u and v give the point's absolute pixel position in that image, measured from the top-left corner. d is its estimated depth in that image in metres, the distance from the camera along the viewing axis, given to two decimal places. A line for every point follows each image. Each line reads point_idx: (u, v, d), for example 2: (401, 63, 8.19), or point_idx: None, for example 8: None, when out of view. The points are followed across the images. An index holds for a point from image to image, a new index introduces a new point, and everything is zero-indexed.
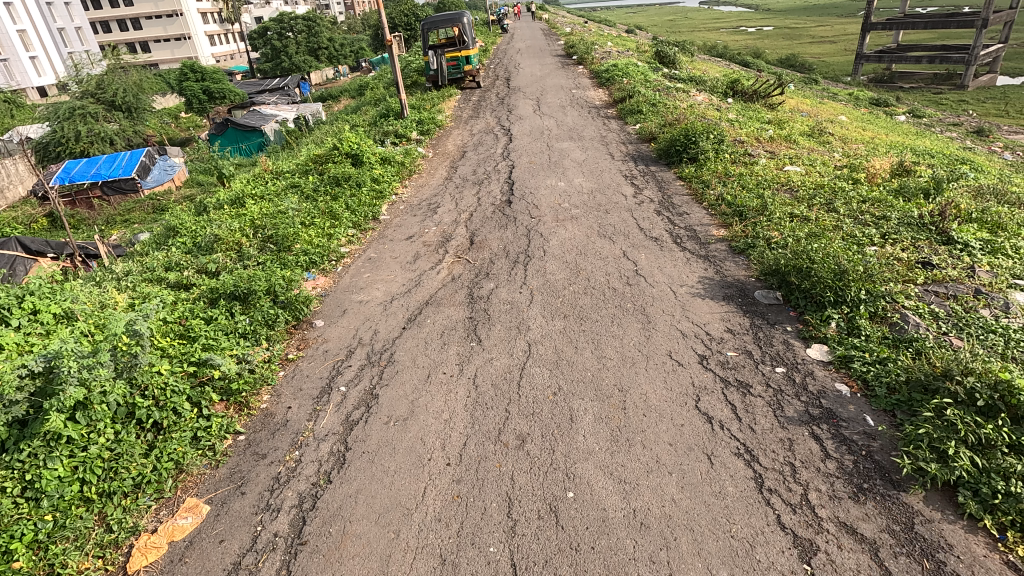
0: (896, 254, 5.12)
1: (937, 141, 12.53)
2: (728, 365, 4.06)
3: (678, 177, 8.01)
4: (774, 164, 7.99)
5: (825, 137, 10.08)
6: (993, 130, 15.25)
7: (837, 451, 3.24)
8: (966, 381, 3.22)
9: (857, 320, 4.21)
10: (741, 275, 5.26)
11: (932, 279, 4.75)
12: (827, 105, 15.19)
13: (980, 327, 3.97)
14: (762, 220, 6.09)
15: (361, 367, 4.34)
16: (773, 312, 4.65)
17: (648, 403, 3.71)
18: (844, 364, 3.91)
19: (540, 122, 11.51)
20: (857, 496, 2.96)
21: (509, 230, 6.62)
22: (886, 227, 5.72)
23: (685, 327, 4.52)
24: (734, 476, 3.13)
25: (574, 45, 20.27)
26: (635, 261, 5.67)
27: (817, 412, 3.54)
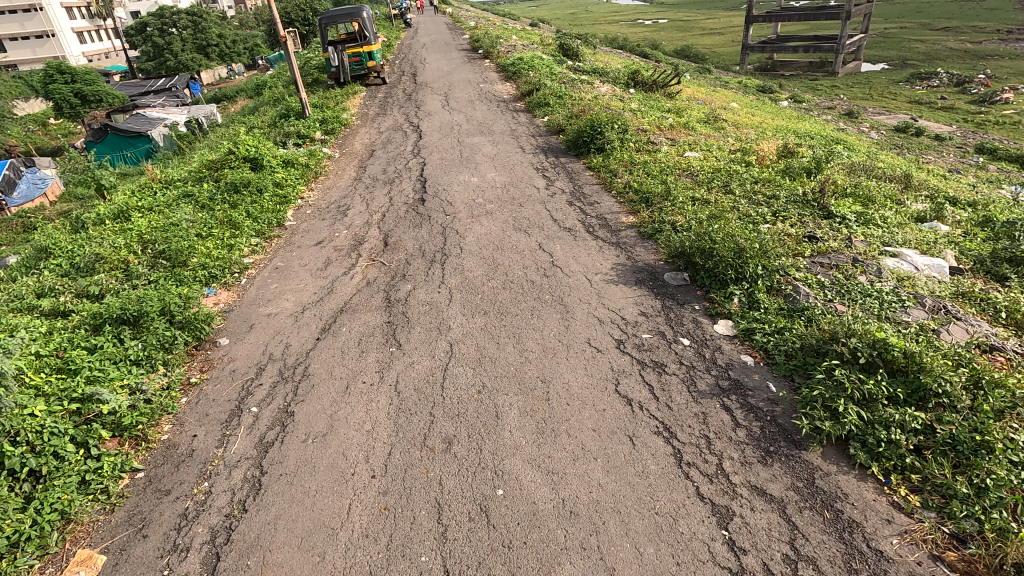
0: (786, 230, 5.54)
1: (815, 124, 13.70)
2: (644, 347, 4.21)
3: (588, 167, 8.22)
4: (674, 150, 8.40)
5: (719, 123, 10.72)
6: (861, 112, 16.89)
7: (745, 420, 3.45)
8: (850, 343, 3.55)
9: (755, 294, 4.51)
10: (651, 259, 5.49)
11: (818, 251, 5.18)
12: (719, 93, 16.16)
13: (858, 292, 4.39)
14: (666, 205, 6.38)
15: (273, 384, 4.09)
16: (682, 292, 4.89)
17: (570, 391, 3.78)
18: (747, 336, 4.17)
19: (449, 117, 11.39)
20: (765, 459, 3.17)
21: (424, 229, 6.49)
22: (776, 206, 6.18)
23: (602, 314, 4.64)
24: (655, 454, 3.25)
25: (478, 39, 20.22)
26: (551, 252, 5.75)
27: (726, 384, 3.76)
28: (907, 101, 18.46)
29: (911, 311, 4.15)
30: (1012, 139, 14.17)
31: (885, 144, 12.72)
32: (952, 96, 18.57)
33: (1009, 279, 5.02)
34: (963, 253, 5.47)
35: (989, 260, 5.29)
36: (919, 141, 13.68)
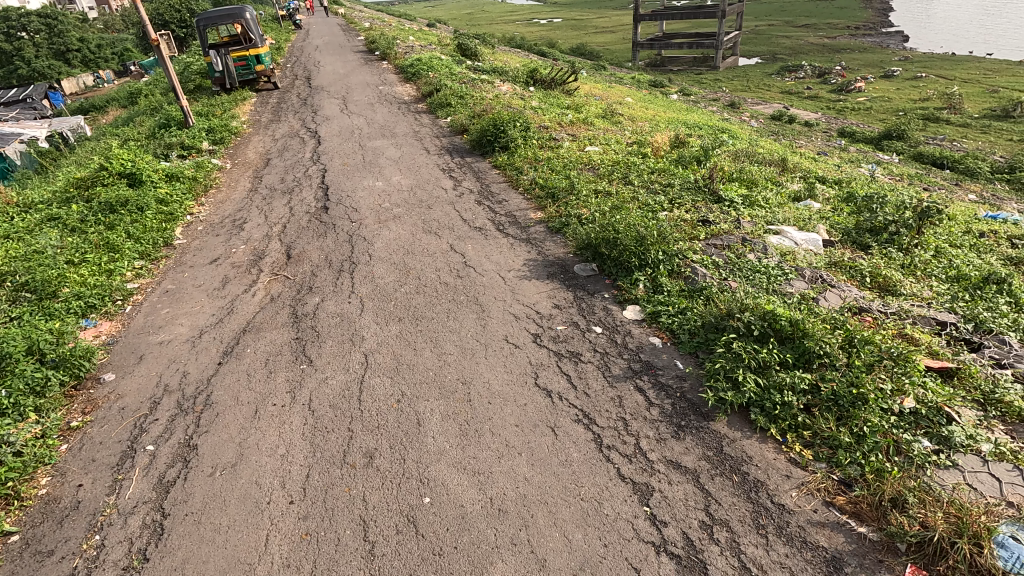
0: (682, 217, 5.89)
1: (703, 115, 14.65)
2: (559, 338, 4.31)
3: (494, 166, 8.27)
4: (576, 145, 8.66)
5: (616, 118, 11.18)
6: (741, 103, 18.29)
7: (658, 398, 3.63)
8: (744, 317, 3.83)
9: (659, 279, 4.75)
10: (560, 252, 5.62)
11: (711, 234, 5.55)
12: (615, 88, 16.85)
13: (749, 269, 4.76)
14: (572, 199, 6.56)
15: (170, 418, 3.76)
16: (592, 282, 5.05)
17: (491, 390, 3.79)
18: (654, 319, 4.39)
19: (349, 121, 11.02)
20: (677, 433, 3.35)
21: (329, 238, 6.23)
22: (672, 194, 6.55)
23: (518, 309, 4.69)
24: (577, 442, 3.34)
25: (373, 40, 19.70)
26: (462, 252, 5.73)
27: (638, 366, 3.93)
28: (780, 92, 20.20)
29: (793, 283, 4.57)
30: (867, 123, 15.95)
31: (764, 132, 13.86)
32: (816, 86, 20.57)
33: (870, 247, 5.66)
34: (833, 227, 6.11)
35: (854, 232, 5.94)
36: (792, 128, 15.03)
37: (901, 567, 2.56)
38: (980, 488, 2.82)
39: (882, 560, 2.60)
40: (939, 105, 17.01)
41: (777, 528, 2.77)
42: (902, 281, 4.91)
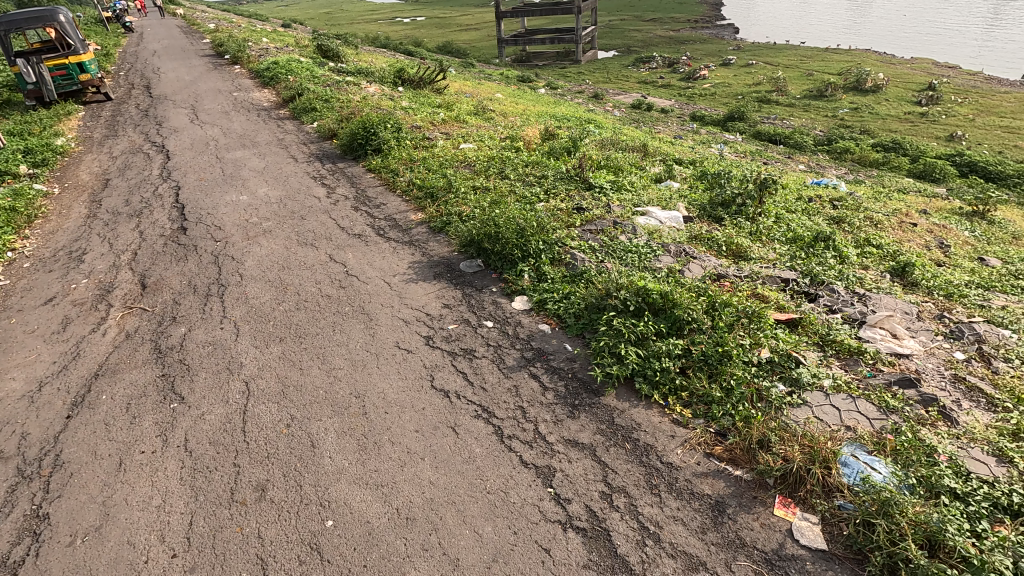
0: (558, 206, 6.13)
1: (570, 107, 15.34)
2: (451, 337, 4.30)
3: (368, 169, 8.02)
4: (450, 143, 8.66)
5: (488, 114, 11.35)
6: (604, 94, 19.36)
7: (551, 382, 3.77)
8: (621, 295, 4.08)
9: (541, 268, 4.91)
10: (445, 251, 5.61)
11: (586, 220, 5.85)
12: (484, 85, 17.08)
13: (622, 250, 5.09)
14: (451, 197, 6.56)
15: (10, 489, 3.22)
16: (478, 278, 5.10)
17: (387, 399, 3.70)
18: (541, 307, 4.53)
19: (201, 132, 10.10)
20: (572, 413, 3.51)
21: (191, 261, 5.68)
22: (547, 185, 6.79)
23: (407, 314, 4.62)
24: (478, 437, 3.37)
25: (220, 43, 18.18)
26: (343, 262, 5.51)
27: (530, 354, 4.05)
28: (637, 82, 21.64)
29: (661, 259, 4.96)
30: (713, 107, 17.61)
31: (626, 120, 14.79)
32: (667, 76, 22.31)
33: (723, 219, 6.29)
34: (691, 204, 6.70)
35: (709, 206, 6.56)
36: (651, 115, 16.19)
37: (772, 499, 2.90)
38: (826, 419, 3.28)
39: (756, 496, 2.93)
40: (768, 89, 19.23)
41: (667, 485, 3.01)
42: (751, 247, 5.52)
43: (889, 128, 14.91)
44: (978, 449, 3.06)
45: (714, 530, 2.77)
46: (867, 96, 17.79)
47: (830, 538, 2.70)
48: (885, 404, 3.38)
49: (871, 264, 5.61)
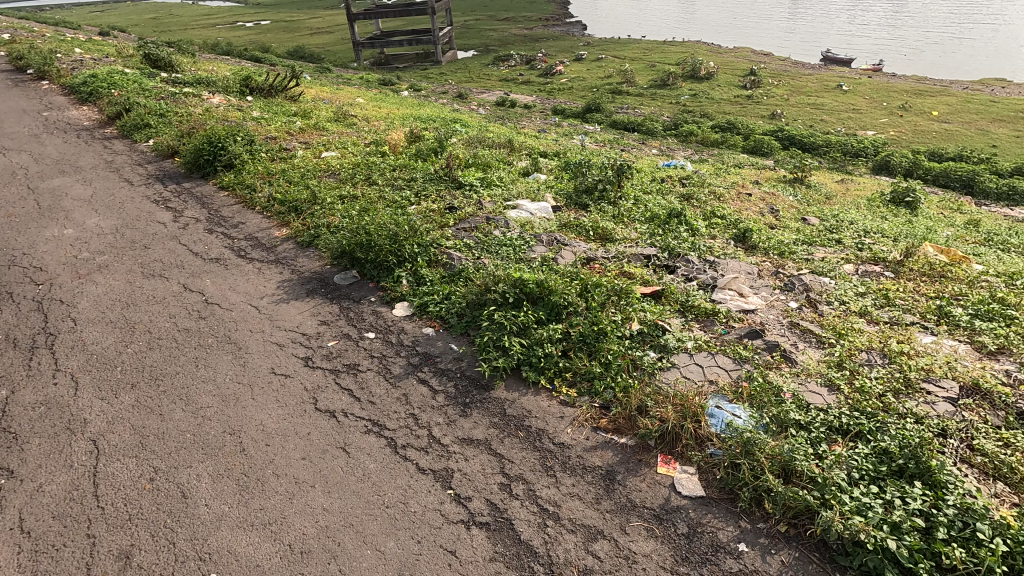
0: (429, 207, 6.09)
1: (434, 108, 15.27)
2: (332, 355, 4.11)
3: (220, 187, 7.38)
4: (311, 153, 8.23)
5: (349, 120, 10.94)
6: (468, 93, 19.49)
7: (441, 385, 3.74)
8: (499, 289, 4.15)
9: (419, 271, 4.85)
10: (316, 265, 5.33)
11: (459, 219, 5.88)
12: (343, 90, 16.43)
13: (497, 245, 5.19)
14: (316, 209, 6.24)
15: None
16: (355, 289, 4.91)
17: (266, 431, 3.43)
18: (423, 310, 4.48)
19: (4, 160, 8.62)
20: (464, 411, 3.51)
21: (6, 311, 4.84)
22: (416, 187, 6.71)
23: (280, 337, 4.32)
24: (371, 453, 3.26)
25: (18, 55, 15.59)
26: (200, 290, 5.02)
27: (416, 359, 3.99)
28: (498, 80, 22.08)
29: (535, 250, 5.15)
30: (572, 100, 18.50)
31: (491, 117, 15.04)
32: (526, 72, 23.03)
33: (588, 205, 6.65)
34: (558, 193, 6.99)
35: (574, 194, 6.89)
36: (514, 111, 16.61)
37: (655, 459, 3.13)
38: (693, 378, 3.61)
39: (641, 458, 3.14)
40: (618, 80, 20.59)
41: (561, 464, 3.13)
42: (615, 228, 5.90)
43: (723, 111, 16.67)
44: (814, 382, 3.55)
45: (608, 498, 2.94)
46: (702, 83, 19.73)
47: (707, 483, 2.97)
48: (739, 356, 3.79)
49: (717, 233, 6.25)
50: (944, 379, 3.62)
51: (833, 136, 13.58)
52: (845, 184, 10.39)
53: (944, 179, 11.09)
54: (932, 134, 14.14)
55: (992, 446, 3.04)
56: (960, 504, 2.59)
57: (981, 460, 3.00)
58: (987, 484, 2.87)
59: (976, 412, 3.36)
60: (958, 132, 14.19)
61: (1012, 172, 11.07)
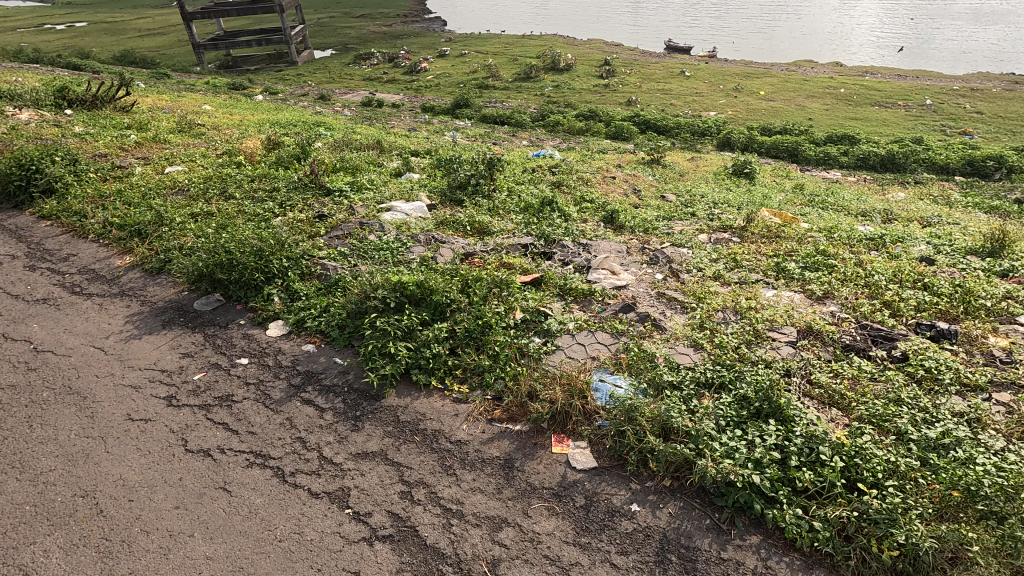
0: (296, 217, 5.75)
1: (294, 111, 14.41)
2: (200, 389, 3.74)
3: (40, 216, 6.37)
4: (152, 169, 7.39)
5: (195, 129, 9.98)
6: (330, 94, 18.59)
7: (327, 402, 3.57)
8: (379, 295, 4.03)
9: (291, 286, 4.56)
10: (171, 293, 4.81)
11: (331, 227, 5.63)
12: (186, 97, 14.91)
13: (373, 250, 5.05)
14: (165, 230, 5.62)
15: None
16: (221, 313, 4.51)
17: (128, 485, 3.05)
18: (301, 326, 4.23)
19: None
20: (355, 426, 3.39)
21: None
22: (280, 197, 6.30)
23: (135, 377, 3.85)
24: (257, 486, 3.03)
25: None
26: (26, 338, 4.32)
27: (298, 380, 3.76)
28: (361, 79, 21.32)
29: (413, 251, 5.11)
30: (440, 97, 18.38)
31: (358, 118, 14.50)
32: (390, 70, 22.47)
33: (463, 201, 6.68)
34: (432, 191, 6.94)
35: (448, 191, 6.88)
36: (382, 111, 16.15)
37: (549, 440, 3.25)
38: (576, 358, 3.79)
39: (537, 442, 3.25)
40: (483, 75, 20.82)
41: (460, 461, 3.14)
42: (491, 221, 5.98)
43: (584, 100, 17.51)
44: (682, 344, 3.89)
45: (509, 486, 3.00)
46: (563, 74, 20.56)
47: (599, 454, 3.15)
48: (616, 330, 4.05)
49: (588, 217, 6.57)
50: (785, 326, 4.14)
51: (682, 118, 14.83)
52: (696, 161, 11.42)
53: (775, 150, 12.59)
54: (761, 111, 15.97)
55: (825, 377, 3.54)
56: (805, 433, 2.97)
57: (819, 391, 3.48)
58: (825, 411, 3.34)
59: (812, 351, 3.89)
60: (781, 108, 16.16)
61: (825, 140, 12.84)
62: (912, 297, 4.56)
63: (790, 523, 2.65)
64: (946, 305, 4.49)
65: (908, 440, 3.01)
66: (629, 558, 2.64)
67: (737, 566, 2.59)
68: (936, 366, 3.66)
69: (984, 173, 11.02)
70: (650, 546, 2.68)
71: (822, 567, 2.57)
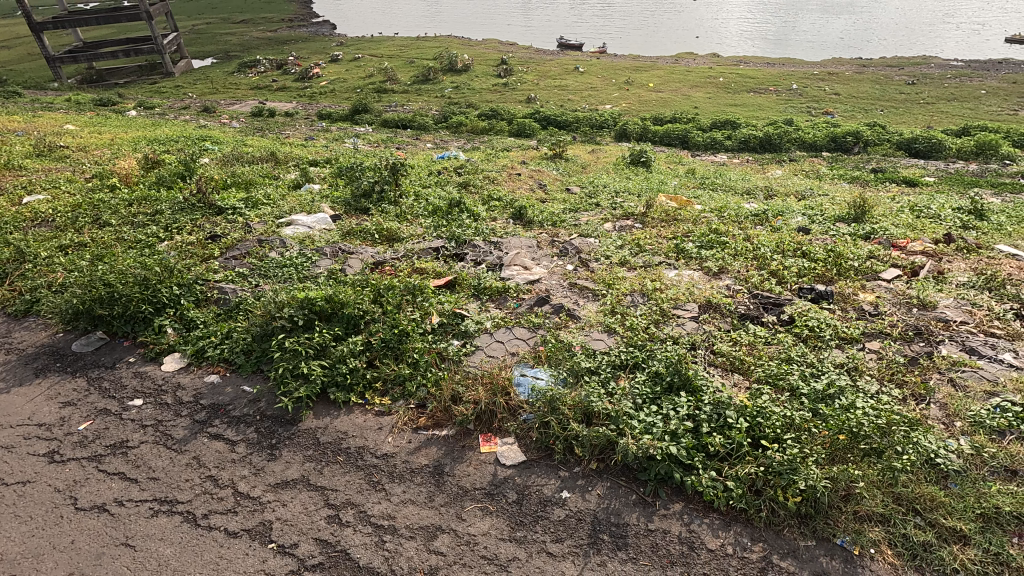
0: (185, 240, 5.32)
1: (175, 126, 13.32)
2: (89, 439, 3.37)
3: None
4: (6, 201, 6.52)
5: (57, 153, 8.94)
6: (215, 105, 17.32)
7: (239, 434, 3.35)
8: (286, 314, 3.82)
9: (186, 314, 4.22)
10: (42, 336, 4.28)
11: (226, 248, 5.28)
12: (42, 117, 13.29)
13: (276, 269, 4.80)
14: (27, 266, 4.98)
15: None
16: (106, 353, 4.08)
17: (7, 560, 2.69)
18: (201, 357, 3.93)
19: None
20: (272, 455, 3.20)
21: None
22: (165, 220, 5.81)
23: (7, 436, 3.40)
24: (166, 535, 2.79)
25: None
26: None
27: (202, 415, 3.49)
28: (248, 88, 20.10)
29: (319, 265, 4.91)
30: (336, 103, 17.73)
31: (249, 130, 13.66)
32: (279, 78, 21.38)
33: (369, 209, 6.50)
34: (335, 202, 6.69)
35: (352, 200, 6.66)
36: (274, 120, 15.31)
37: (477, 441, 3.26)
38: (496, 356, 3.83)
39: (465, 444, 3.24)
40: (380, 79, 20.33)
41: (389, 475, 3.06)
42: (400, 227, 5.87)
43: (485, 100, 17.60)
44: (596, 330, 4.03)
45: (440, 492, 2.97)
46: (461, 75, 20.54)
47: (526, 447, 3.20)
48: (533, 324, 4.13)
49: (497, 215, 6.62)
50: (688, 303, 4.41)
51: (580, 112, 15.30)
52: (596, 153, 11.84)
53: (667, 138, 13.33)
54: (652, 102, 16.85)
55: (726, 346, 3.81)
56: (713, 400, 3.19)
57: (722, 359, 3.74)
58: (729, 378, 3.60)
59: (713, 323, 4.17)
60: (669, 98, 17.12)
61: (710, 126, 13.77)
62: (794, 265, 5.02)
63: (707, 486, 2.82)
64: (822, 268, 4.98)
65: (800, 394, 3.32)
66: (564, 544, 2.70)
67: (664, 535, 2.72)
68: (818, 324, 4.06)
69: (845, 147, 12.31)
70: (582, 529, 2.76)
71: (738, 523, 2.77)
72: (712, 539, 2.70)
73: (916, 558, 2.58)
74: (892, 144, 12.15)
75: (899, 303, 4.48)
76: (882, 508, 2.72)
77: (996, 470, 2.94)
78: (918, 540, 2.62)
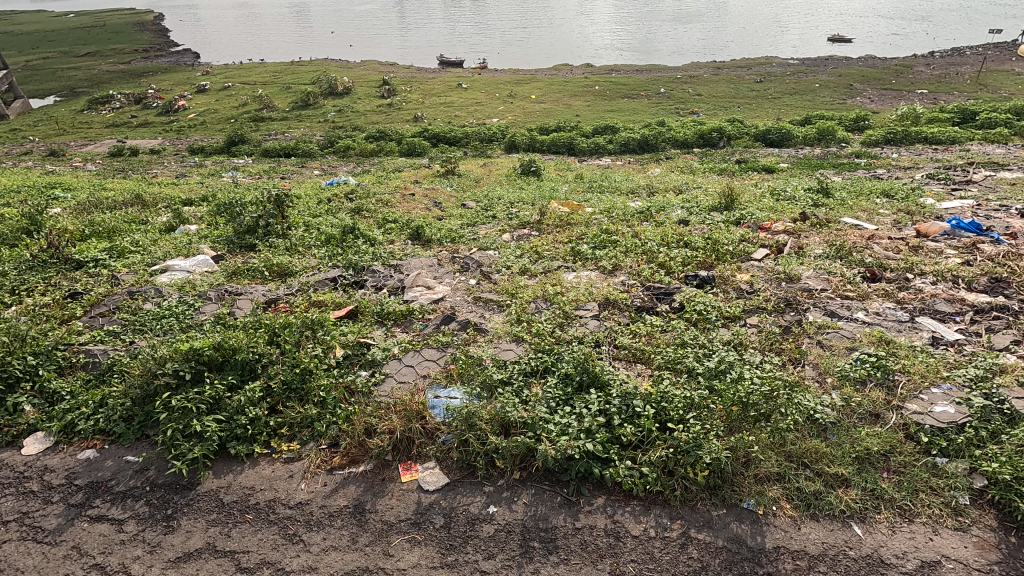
0: (37, 302, 4.70)
1: (14, 175, 11.76)
2: None
3: None
4: None
5: None
6: (63, 148, 15.48)
7: (126, 509, 3.00)
8: (168, 369, 3.46)
9: (47, 385, 3.71)
10: None
11: (90, 305, 4.74)
12: None
13: (151, 321, 4.39)
14: None
15: None
16: None
17: None
18: (71, 432, 3.47)
19: None
20: (169, 526, 2.91)
21: None
22: (11, 282, 5.10)
23: None
24: None
25: None
26: None
27: (79, 497, 3.09)
28: (103, 126, 18.21)
29: (203, 312, 4.56)
30: (209, 136, 16.57)
31: (107, 172, 12.36)
32: (139, 113, 19.56)
33: (255, 244, 6.13)
34: (215, 242, 6.23)
35: (235, 237, 6.25)
36: (137, 159, 13.98)
37: (397, 471, 3.16)
38: (408, 381, 3.77)
39: (385, 477, 3.13)
40: (255, 107, 19.26)
41: (305, 524, 2.89)
42: (291, 261, 5.59)
43: (370, 121, 17.29)
44: (504, 341, 4.08)
45: (363, 532, 2.84)
46: (342, 98, 20.03)
47: (448, 469, 3.15)
48: (441, 343, 4.11)
49: (395, 237, 6.50)
50: (588, 303, 4.60)
51: (468, 128, 15.48)
52: (488, 166, 12.01)
53: (554, 147, 13.87)
54: (536, 113, 17.44)
55: (626, 339, 4.01)
56: (620, 392, 3.33)
57: (625, 352, 3.93)
58: (633, 369, 3.79)
59: (613, 319, 4.39)
60: (552, 109, 17.82)
61: (592, 132, 14.49)
62: (678, 255, 5.41)
63: (625, 476, 2.94)
64: (703, 255, 5.41)
65: (697, 374, 3.55)
66: (496, 560, 2.69)
67: (591, 531, 2.80)
68: (704, 308, 4.39)
69: (712, 142, 13.48)
70: (512, 541, 2.77)
71: (657, 505, 2.91)
72: (636, 526, 2.81)
73: (810, 507, 2.86)
74: (751, 136, 13.47)
75: (770, 278, 4.98)
76: (777, 467, 2.99)
77: (863, 416, 3.33)
78: (810, 491, 2.90)
